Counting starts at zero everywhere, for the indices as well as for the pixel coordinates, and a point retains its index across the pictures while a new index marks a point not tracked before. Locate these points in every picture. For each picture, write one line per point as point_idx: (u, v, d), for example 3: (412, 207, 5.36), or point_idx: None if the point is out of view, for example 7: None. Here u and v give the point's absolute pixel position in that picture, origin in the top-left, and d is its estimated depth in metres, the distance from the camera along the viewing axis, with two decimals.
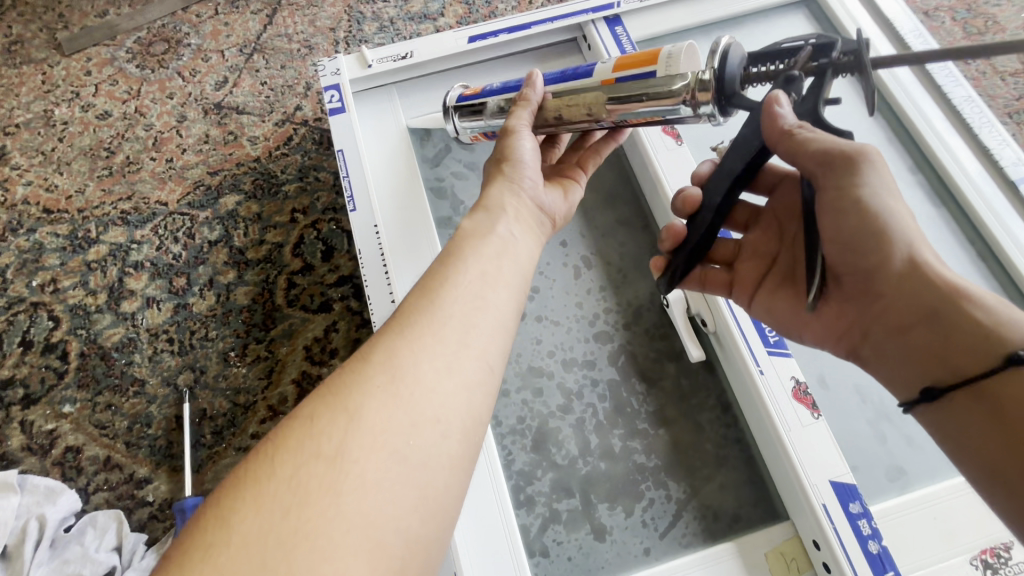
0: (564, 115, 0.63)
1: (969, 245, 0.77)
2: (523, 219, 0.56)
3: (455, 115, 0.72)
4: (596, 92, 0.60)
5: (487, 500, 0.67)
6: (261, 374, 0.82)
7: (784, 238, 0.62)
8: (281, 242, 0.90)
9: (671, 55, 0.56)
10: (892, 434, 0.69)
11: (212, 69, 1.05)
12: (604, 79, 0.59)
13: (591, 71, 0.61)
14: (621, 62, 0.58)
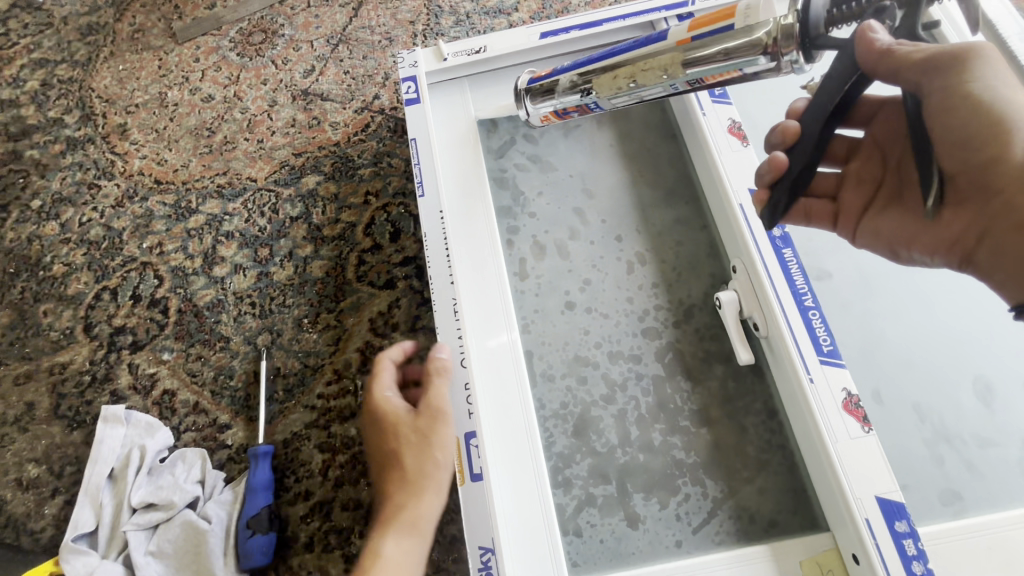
0: (639, 78, 0.69)
1: None
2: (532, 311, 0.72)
3: (527, 99, 0.80)
4: (673, 52, 0.65)
5: (527, 477, 0.70)
6: (329, 341, 0.89)
7: (889, 163, 0.62)
8: (354, 222, 0.97)
9: (749, 7, 0.60)
10: (950, 457, 0.66)
11: (302, 58, 1.13)
12: (680, 40, 0.65)
13: (666, 35, 0.66)
14: (697, 23, 0.63)
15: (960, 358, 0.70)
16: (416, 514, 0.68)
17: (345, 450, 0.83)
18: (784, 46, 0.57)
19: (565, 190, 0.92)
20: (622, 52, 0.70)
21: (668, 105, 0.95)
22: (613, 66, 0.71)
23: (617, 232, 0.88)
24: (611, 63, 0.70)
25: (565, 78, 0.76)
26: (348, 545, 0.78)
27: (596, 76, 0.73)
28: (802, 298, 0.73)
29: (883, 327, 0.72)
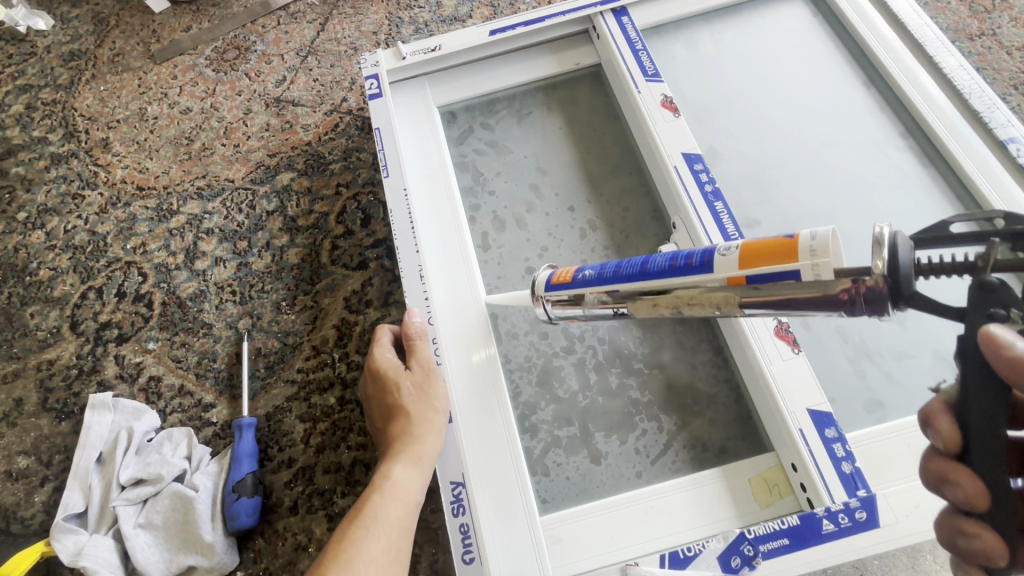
0: (685, 309, 0.54)
1: (958, 202, 0.82)
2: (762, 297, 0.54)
3: (547, 301, 0.66)
4: (724, 290, 0.50)
5: (493, 412, 0.75)
6: (307, 320, 0.95)
7: None
8: (327, 211, 1.04)
9: (813, 246, 0.44)
10: (872, 371, 0.73)
11: (274, 70, 1.22)
12: (730, 277, 0.49)
13: (711, 263, 0.50)
14: (752, 260, 0.47)
15: None
16: (412, 450, 0.71)
17: (325, 418, 0.88)
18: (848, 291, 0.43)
19: (520, 169, 1.00)
20: (652, 277, 0.55)
21: (610, 89, 1.04)
22: (647, 294, 0.56)
23: (569, 203, 0.96)
24: (638, 289, 0.56)
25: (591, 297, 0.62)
26: (331, 505, 0.83)
27: (625, 302, 0.59)
28: None
29: None
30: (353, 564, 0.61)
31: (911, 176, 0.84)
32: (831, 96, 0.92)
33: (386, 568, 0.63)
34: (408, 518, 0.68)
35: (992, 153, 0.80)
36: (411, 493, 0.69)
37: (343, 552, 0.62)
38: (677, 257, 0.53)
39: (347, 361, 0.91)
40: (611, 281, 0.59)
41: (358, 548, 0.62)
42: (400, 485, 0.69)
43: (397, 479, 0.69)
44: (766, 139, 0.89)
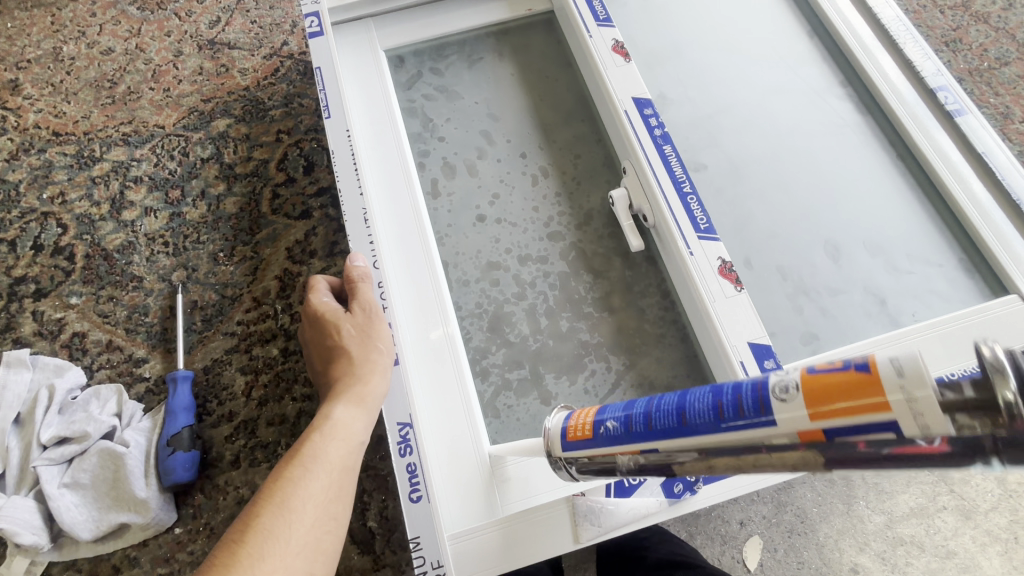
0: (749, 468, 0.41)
1: (891, 147, 0.85)
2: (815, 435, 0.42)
3: (566, 464, 0.54)
4: (799, 447, 0.37)
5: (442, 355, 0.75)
6: (246, 271, 0.91)
7: None
8: (267, 159, 0.99)
9: (906, 385, 0.32)
10: (809, 307, 0.75)
11: (206, 10, 1.13)
12: (802, 430, 0.36)
13: (772, 415, 0.37)
14: (825, 409, 0.35)
15: (814, 226, 0.80)
16: (352, 394, 0.68)
17: (268, 370, 0.84)
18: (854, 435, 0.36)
19: (471, 115, 0.97)
20: (696, 431, 0.41)
21: (562, 37, 1.03)
22: (697, 453, 0.42)
23: (521, 150, 0.94)
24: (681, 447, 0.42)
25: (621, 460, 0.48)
26: (274, 457, 0.80)
27: (670, 460, 0.45)
28: (681, 186, 0.81)
29: (750, 210, 0.81)
30: (290, 502, 0.59)
31: (850, 122, 0.87)
32: (777, 45, 0.93)
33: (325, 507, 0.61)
34: (352, 458, 0.67)
35: (922, 101, 0.84)
36: (353, 433, 0.67)
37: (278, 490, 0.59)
38: (720, 399, 0.40)
39: (290, 313, 0.88)
40: (643, 436, 0.45)
41: (295, 485, 0.60)
42: (343, 426, 0.67)
43: (339, 421, 0.67)
44: (715, 85, 0.90)
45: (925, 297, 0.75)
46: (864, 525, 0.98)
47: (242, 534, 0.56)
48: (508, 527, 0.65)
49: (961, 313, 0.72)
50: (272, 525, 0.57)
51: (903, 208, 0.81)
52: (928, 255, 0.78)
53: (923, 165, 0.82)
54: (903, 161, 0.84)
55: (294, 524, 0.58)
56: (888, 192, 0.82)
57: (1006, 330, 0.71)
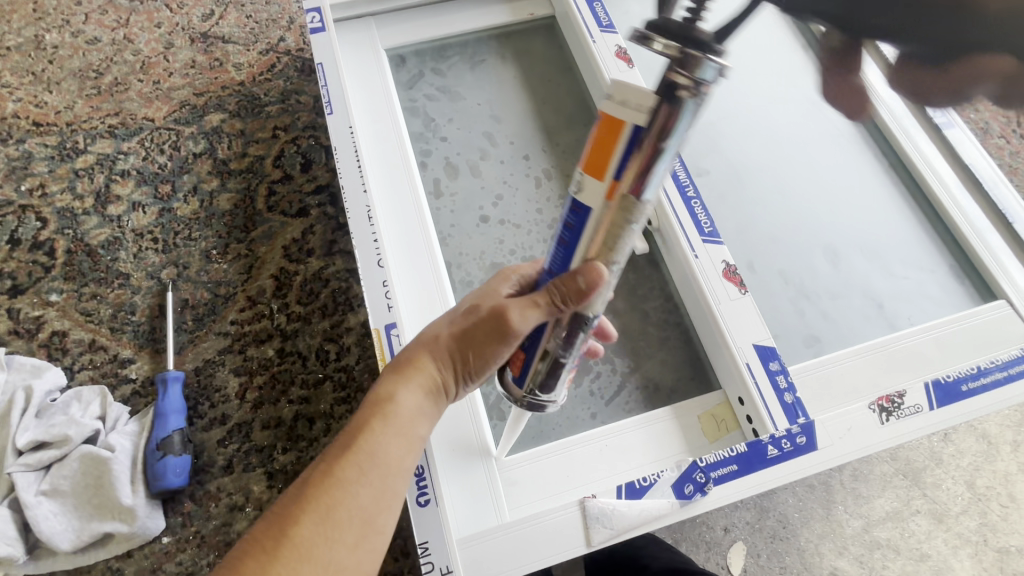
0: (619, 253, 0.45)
1: (883, 157, 0.88)
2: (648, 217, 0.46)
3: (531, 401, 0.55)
4: (619, 201, 0.42)
5: None
6: (240, 270, 0.88)
7: None
8: (263, 155, 0.96)
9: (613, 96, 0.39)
10: (810, 310, 0.77)
11: (199, 3, 1.10)
12: (604, 192, 0.42)
13: (583, 205, 0.44)
14: (596, 164, 0.42)
15: (814, 232, 0.82)
16: None
17: (263, 372, 0.81)
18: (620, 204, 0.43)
19: (473, 116, 0.97)
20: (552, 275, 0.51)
21: (563, 42, 1.04)
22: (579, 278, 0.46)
23: (524, 152, 0.94)
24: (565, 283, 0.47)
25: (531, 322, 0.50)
26: (270, 462, 0.77)
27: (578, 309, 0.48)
28: (685, 191, 0.82)
29: (752, 215, 0.83)
30: (334, 512, 0.48)
31: (844, 133, 0.90)
32: (772, 57, 0.96)
33: (352, 526, 0.48)
34: (400, 479, 0.52)
35: (912, 114, 0.87)
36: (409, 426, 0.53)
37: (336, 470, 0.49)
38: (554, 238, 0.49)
39: (287, 312, 0.85)
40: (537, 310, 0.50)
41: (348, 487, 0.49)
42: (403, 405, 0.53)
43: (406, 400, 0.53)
44: (715, 93, 0.92)
45: (920, 301, 0.78)
46: (842, 530, 1.00)
47: (298, 510, 0.47)
48: (518, 530, 0.64)
49: (951, 317, 0.75)
50: (326, 510, 0.48)
51: (897, 216, 0.83)
52: (920, 261, 0.80)
53: (914, 175, 0.85)
54: (895, 171, 0.86)
55: (342, 525, 0.48)
56: (882, 200, 0.84)
57: (998, 333, 0.73)
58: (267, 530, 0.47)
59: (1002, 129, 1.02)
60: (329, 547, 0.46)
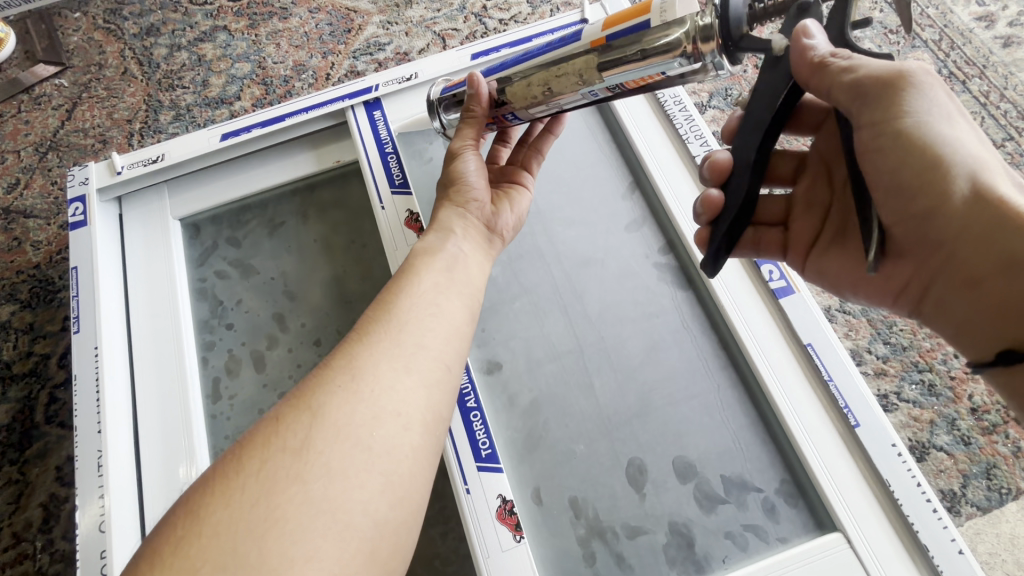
0: (554, 85, 0.60)
1: (713, 328, 0.73)
2: (470, 237, 0.66)
3: (441, 111, 0.74)
4: (589, 54, 0.57)
5: None
6: (9, 499, 0.81)
7: (834, 185, 0.60)
8: (49, 353, 0.89)
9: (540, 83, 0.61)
10: (602, 554, 0.64)
11: (6, 171, 1.04)
12: (593, 40, 0.56)
13: (575, 35, 0.58)
14: (611, 22, 0.56)
15: (620, 440, 0.69)
16: None
17: None
18: (705, 49, 0.52)
19: (265, 293, 0.87)
20: (530, 58, 0.62)
21: None
22: (522, 73, 0.62)
23: (316, 336, 0.84)
24: (515, 71, 0.63)
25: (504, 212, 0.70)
26: None
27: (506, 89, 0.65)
28: (465, 400, 0.70)
29: (546, 422, 0.70)
30: (359, 425, 0.45)
31: (670, 299, 0.76)
32: (592, 204, 0.82)
33: (345, 469, 0.43)
34: (387, 454, 0.45)
35: (746, 275, 0.73)
36: (472, 267, 0.63)
37: (336, 368, 0.49)
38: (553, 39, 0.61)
39: (51, 551, 0.78)
40: (495, 71, 0.66)
41: (361, 359, 0.49)
42: (430, 245, 0.63)
43: (427, 241, 0.63)
44: (517, 260, 0.80)
45: (740, 536, 0.63)
46: None
47: (345, 394, 0.47)
48: None
49: (778, 564, 0.60)
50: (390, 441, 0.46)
51: (726, 410, 0.69)
52: (746, 477, 0.66)
53: (745, 356, 0.70)
54: (727, 347, 0.72)
55: (360, 459, 0.44)
56: (709, 391, 0.70)
57: None
58: (254, 441, 0.44)
59: None
60: (317, 451, 0.43)
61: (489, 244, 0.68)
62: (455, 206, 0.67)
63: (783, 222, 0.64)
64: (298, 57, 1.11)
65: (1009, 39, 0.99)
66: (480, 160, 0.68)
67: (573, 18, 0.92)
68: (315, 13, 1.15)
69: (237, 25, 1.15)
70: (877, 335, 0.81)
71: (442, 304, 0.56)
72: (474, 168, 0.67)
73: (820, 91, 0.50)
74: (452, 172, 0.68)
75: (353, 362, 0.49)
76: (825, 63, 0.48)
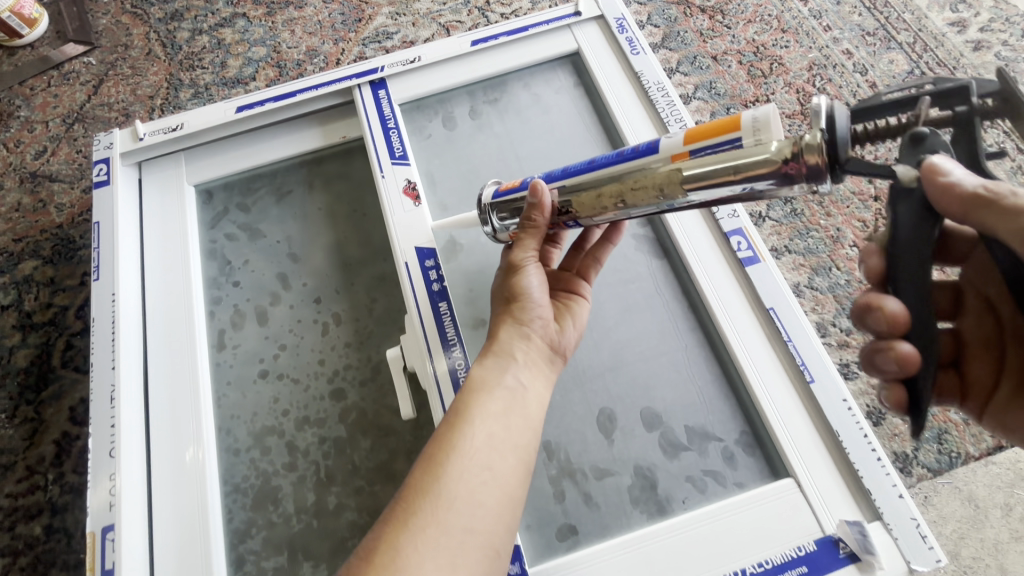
0: (629, 197, 0.58)
1: (685, 294, 0.79)
2: (532, 364, 0.63)
3: (493, 214, 0.69)
4: (668, 169, 0.54)
5: (194, 551, 0.71)
6: (24, 435, 0.86)
7: (1003, 325, 0.58)
8: (67, 305, 0.96)
9: (617, 196, 0.59)
10: (571, 492, 0.69)
11: (35, 140, 1.12)
12: (674, 154, 0.54)
13: (657, 147, 0.55)
14: (692, 135, 0.53)
15: (592, 392, 0.74)
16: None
17: (27, 551, 0.80)
18: (808, 166, 0.47)
19: (271, 254, 0.93)
20: (600, 167, 0.59)
21: None
22: (594, 183, 0.60)
23: (316, 294, 0.90)
24: (584, 180, 0.61)
25: (567, 329, 0.68)
26: None
27: (572, 197, 0.62)
28: (451, 349, 0.76)
29: None
30: None
31: (645, 267, 0.81)
32: None
33: None
34: None
35: (718, 246, 0.78)
36: (529, 404, 0.60)
37: (378, 561, 0.47)
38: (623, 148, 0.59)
39: (61, 483, 0.83)
40: (560, 178, 0.63)
41: (405, 546, 0.47)
42: (485, 377, 0.60)
43: (483, 372, 0.61)
44: None
45: (699, 480, 0.68)
46: None
47: None
48: None
49: (733, 504, 0.65)
50: None
51: (694, 368, 0.74)
52: (708, 427, 0.71)
53: (713, 322, 0.75)
54: (697, 313, 0.77)
55: None
56: (678, 351, 0.75)
57: (780, 529, 0.64)
58: None
59: (855, 237, 0.91)
60: None
61: (550, 367, 0.65)
62: (517, 324, 0.65)
63: (958, 365, 0.62)
64: (311, 43, 1.19)
65: (980, 43, 1.05)
66: (542, 272, 0.67)
67: (568, 11, 0.99)
68: (328, 3, 1.23)
69: (255, 13, 1.23)
70: (841, 310, 0.87)
71: (493, 465, 0.54)
72: (536, 285, 0.66)
73: (980, 228, 0.47)
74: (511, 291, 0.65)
75: (398, 551, 0.47)
76: (980, 196, 0.45)
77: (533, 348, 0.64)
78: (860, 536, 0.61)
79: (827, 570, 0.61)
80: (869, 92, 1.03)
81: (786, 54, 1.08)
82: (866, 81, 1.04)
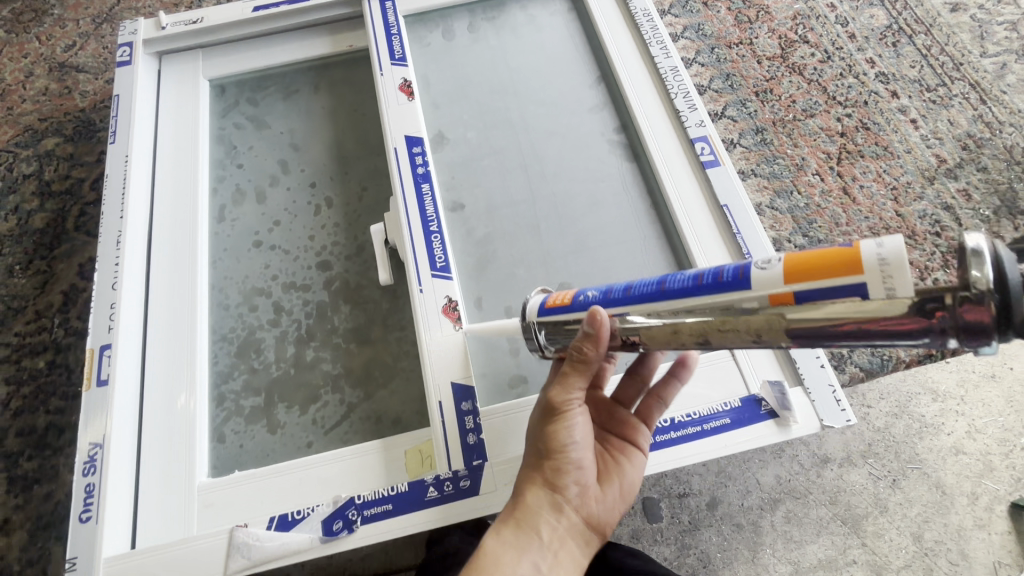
0: (714, 337, 0.47)
1: (648, 194, 0.85)
2: (556, 550, 0.55)
3: (539, 332, 0.56)
4: (764, 311, 0.43)
5: (179, 379, 0.78)
6: (35, 284, 0.94)
7: None
8: (84, 178, 1.03)
9: (701, 333, 0.47)
10: (524, 349, 0.77)
11: (66, 35, 1.20)
12: (774, 295, 0.43)
13: (747, 278, 0.44)
14: (800, 274, 0.42)
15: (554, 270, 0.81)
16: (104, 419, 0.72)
17: (30, 382, 0.88)
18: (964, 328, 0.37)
19: (274, 143, 1.01)
20: (673, 297, 0.47)
21: None
22: (668, 315, 0.48)
23: (312, 180, 0.97)
24: (655, 308, 0.48)
25: (610, 496, 0.58)
26: (14, 467, 0.83)
27: (640, 330, 0.50)
28: (429, 225, 0.81)
29: (496, 249, 0.83)
30: None
31: (615, 170, 0.88)
32: (562, 90, 0.95)
33: None
34: None
35: (683, 151, 0.85)
36: None
37: None
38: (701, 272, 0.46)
39: (66, 327, 0.91)
40: (621, 301, 0.50)
41: None
42: (500, 560, 0.53)
43: (498, 550, 0.54)
44: (491, 128, 0.92)
45: None
46: None
47: None
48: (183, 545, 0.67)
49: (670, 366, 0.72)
50: None
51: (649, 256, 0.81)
52: None
53: (669, 217, 0.82)
54: (657, 210, 0.84)
55: None
56: (636, 242, 0.82)
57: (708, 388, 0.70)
58: None
59: (818, 166, 0.98)
60: None
61: (582, 548, 0.56)
62: (549, 491, 0.56)
63: None
64: None
65: (956, 5, 1.11)
66: (586, 423, 0.57)
67: None
68: None
69: None
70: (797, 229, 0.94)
71: None
72: (579, 442, 0.56)
73: None
74: (548, 444, 0.56)
75: None
76: None
77: (565, 519, 0.56)
78: (780, 395, 0.66)
79: (748, 423, 0.67)
80: (847, 42, 1.09)
81: (773, 4, 1.14)
82: (846, 32, 1.10)
